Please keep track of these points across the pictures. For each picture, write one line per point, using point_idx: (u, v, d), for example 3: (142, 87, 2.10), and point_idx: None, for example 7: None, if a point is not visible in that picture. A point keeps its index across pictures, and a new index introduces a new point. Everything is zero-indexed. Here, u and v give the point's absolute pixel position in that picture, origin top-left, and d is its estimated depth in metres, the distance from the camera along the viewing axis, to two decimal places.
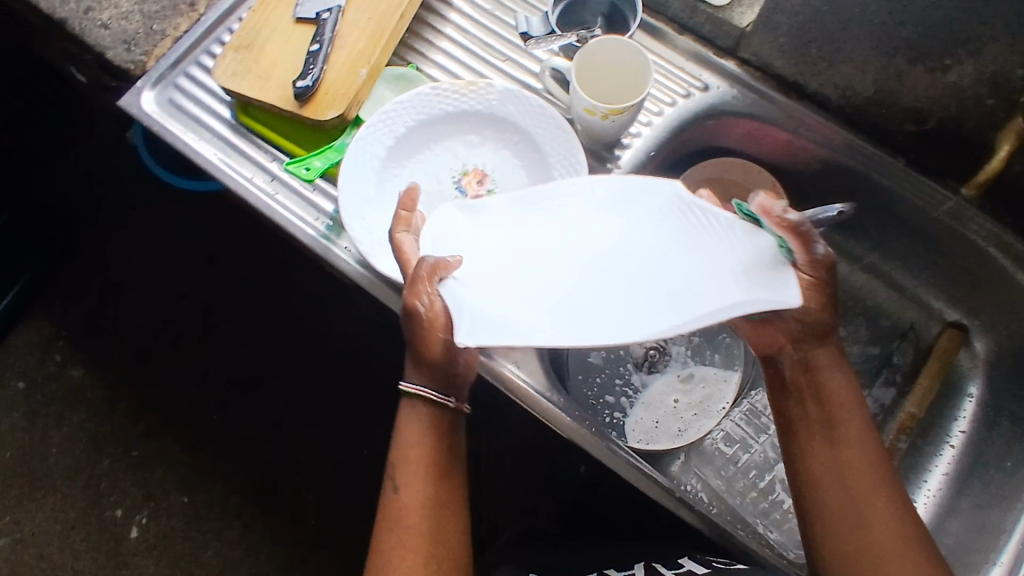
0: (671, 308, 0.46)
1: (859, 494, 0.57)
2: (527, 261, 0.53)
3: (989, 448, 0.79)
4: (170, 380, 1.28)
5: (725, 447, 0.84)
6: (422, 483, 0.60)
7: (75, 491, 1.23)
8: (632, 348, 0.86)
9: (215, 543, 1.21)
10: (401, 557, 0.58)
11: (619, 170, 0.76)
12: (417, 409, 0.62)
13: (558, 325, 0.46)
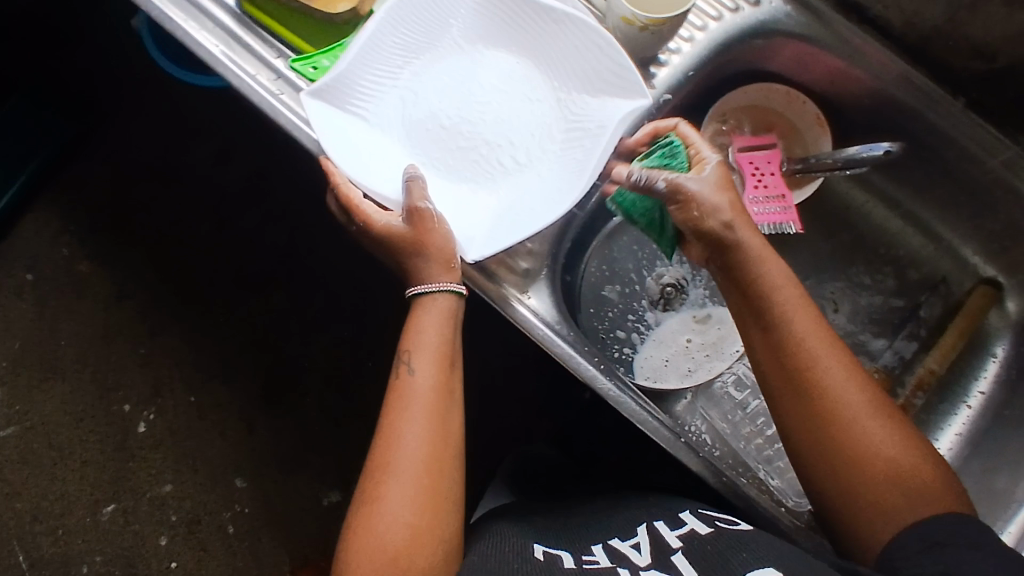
0: (571, 164, 0.66)
1: (819, 382, 0.55)
2: (433, 135, 0.66)
3: (1008, 412, 0.77)
4: (179, 280, 1.26)
5: (735, 391, 0.82)
6: (435, 365, 0.59)
7: (82, 385, 1.22)
8: (648, 285, 0.82)
9: (219, 442, 1.23)
10: (403, 426, 0.56)
11: (654, 90, 0.71)
12: (438, 303, 0.61)
13: (525, 207, 0.65)
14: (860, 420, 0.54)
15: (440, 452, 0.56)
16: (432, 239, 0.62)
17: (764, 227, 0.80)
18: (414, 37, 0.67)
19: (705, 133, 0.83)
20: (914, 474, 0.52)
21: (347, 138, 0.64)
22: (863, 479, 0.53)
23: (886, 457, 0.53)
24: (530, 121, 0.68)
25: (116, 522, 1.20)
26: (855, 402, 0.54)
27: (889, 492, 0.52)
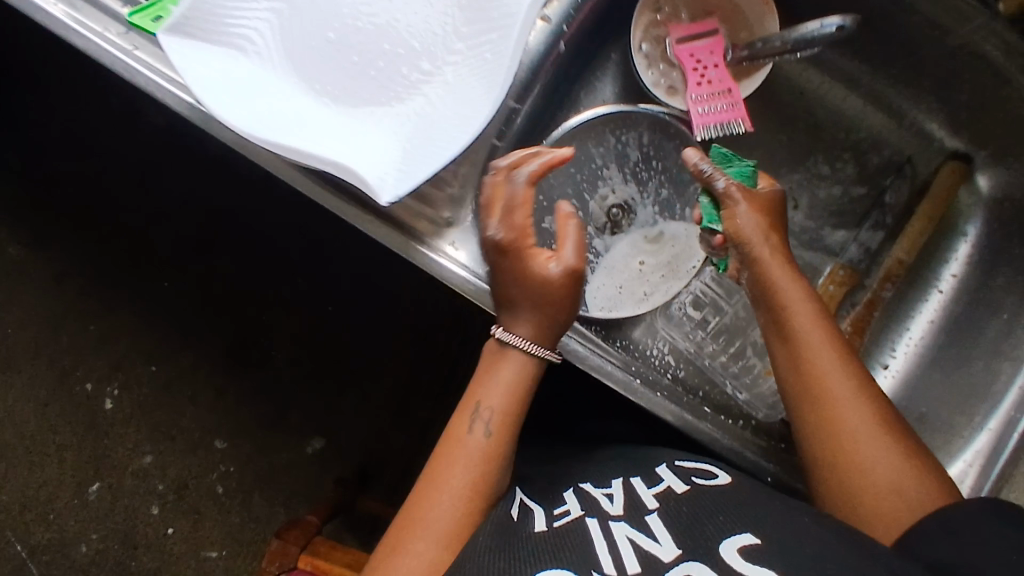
0: (484, 66, 0.55)
1: (841, 390, 0.51)
2: (321, 63, 0.56)
3: (982, 296, 0.73)
4: (114, 251, 1.15)
5: (694, 311, 0.77)
6: (502, 436, 0.53)
7: (38, 370, 1.13)
8: (593, 210, 0.75)
9: (191, 408, 1.14)
10: (440, 491, 0.50)
11: None
12: (517, 358, 0.55)
13: (441, 128, 0.54)
14: (861, 430, 0.50)
15: (470, 533, 0.50)
16: (534, 275, 0.54)
17: (709, 130, 0.73)
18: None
19: (640, 24, 0.74)
20: (913, 491, 0.48)
21: (215, 73, 0.53)
22: (858, 489, 0.49)
23: (895, 471, 0.49)
24: (433, 16, 0.56)
25: (106, 499, 1.13)
26: (857, 410, 0.51)
27: (887, 507, 0.48)
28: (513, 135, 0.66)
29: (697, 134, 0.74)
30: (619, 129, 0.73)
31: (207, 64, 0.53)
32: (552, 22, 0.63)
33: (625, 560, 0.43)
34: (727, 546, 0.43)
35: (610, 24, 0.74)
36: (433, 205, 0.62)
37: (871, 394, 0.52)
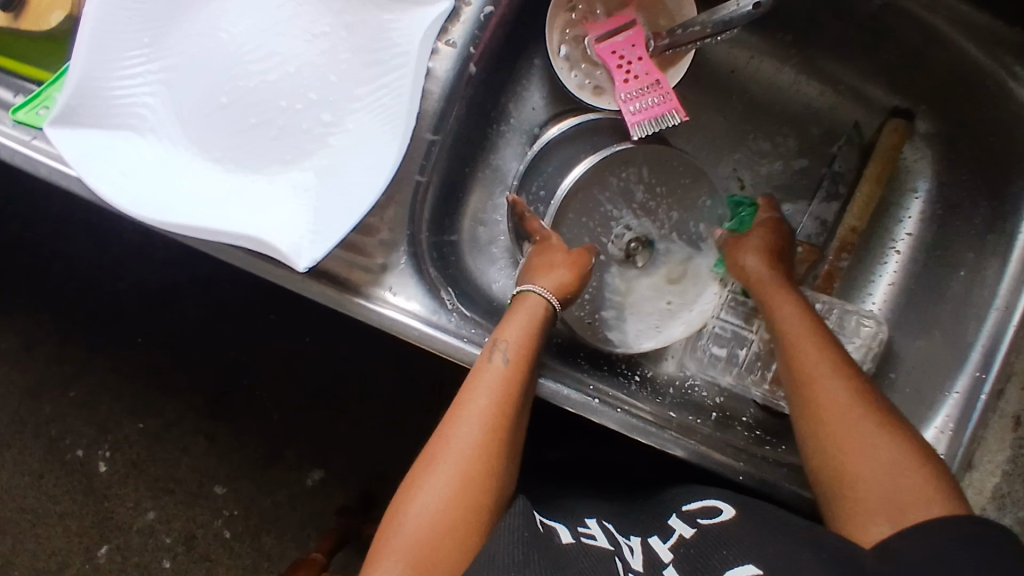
0: (384, 113, 0.53)
1: (834, 377, 0.55)
2: (220, 131, 0.54)
3: (939, 254, 0.72)
4: (82, 314, 1.11)
5: (717, 349, 0.76)
6: (520, 364, 0.56)
7: (27, 443, 1.09)
8: (613, 251, 0.75)
9: (184, 459, 1.09)
10: (464, 414, 0.53)
11: (469, 9, 0.61)
12: (530, 301, 0.62)
13: (350, 183, 0.52)
14: (859, 431, 0.52)
15: (496, 444, 0.52)
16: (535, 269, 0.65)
17: (647, 126, 0.71)
18: (155, 6, 0.53)
19: (555, 25, 0.70)
20: (918, 491, 0.48)
21: (110, 159, 0.52)
22: (862, 493, 0.50)
23: (891, 459, 0.50)
24: (326, 65, 0.54)
25: (117, 560, 1.09)
26: (853, 413, 0.53)
27: (885, 496, 0.49)
28: (436, 167, 0.65)
29: (635, 133, 0.72)
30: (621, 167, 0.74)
31: (101, 152, 0.52)
32: (458, 45, 0.61)
33: None
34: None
35: (525, 33, 0.72)
36: (367, 253, 0.60)
37: (871, 399, 0.54)
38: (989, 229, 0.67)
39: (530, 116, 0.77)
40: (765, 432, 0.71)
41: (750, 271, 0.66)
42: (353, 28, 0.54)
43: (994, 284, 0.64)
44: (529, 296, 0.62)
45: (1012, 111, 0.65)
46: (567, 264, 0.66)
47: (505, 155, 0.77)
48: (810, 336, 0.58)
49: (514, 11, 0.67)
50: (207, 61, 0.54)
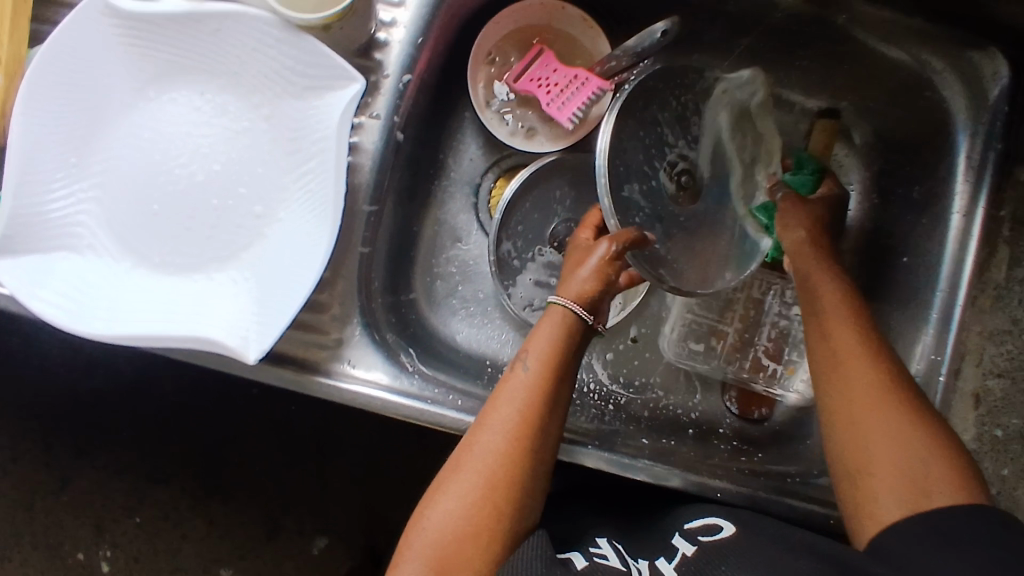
0: (312, 198, 0.55)
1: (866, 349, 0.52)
2: (158, 236, 0.55)
3: (878, 244, 0.71)
4: (43, 405, 0.96)
5: (693, 343, 0.76)
6: (546, 371, 0.55)
7: (25, 552, 0.96)
8: (664, 181, 0.62)
9: (187, 544, 0.97)
10: (488, 422, 0.53)
11: (389, 79, 0.62)
12: (553, 314, 0.59)
13: (288, 269, 0.54)
14: (884, 410, 0.49)
15: (520, 454, 0.51)
16: (574, 277, 0.60)
17: None
18: (77, 125, 0.54)
19: (475, 79, 0.72)
20: (938, 474, 0.46)
21: (54, 280, 0.52)
22: (876, 469, 0.48)
23: (912, 440, 0.48)
24: (250, 159, 0.56)
25: None
26: (878, 393, 0.50)
27: (908, 472, 0.47)
28: (379, 234, 0.66)
29: None
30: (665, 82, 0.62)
31: (45, 276, 0.52)
32: (382, 117, 0.62)
33: None
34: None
35: (450, 86, 0.73)
36: (322, 329, 0.61)
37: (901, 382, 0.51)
38: (922, 213, 0.68)
39: (471, 166, 0.76)
40: (742, 441, 0.73)
41: (793, 240, 0.62)
42: (275, 118, 0.56)
43: (934, 265, 0.66)
44: (557, 309, 0.59)
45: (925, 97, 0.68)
46: (596, 271, 0.60)
47: (453, 210, 0.76)
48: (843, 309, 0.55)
49: (435, 72, 0.69)
50: (137, 172, 0.55)
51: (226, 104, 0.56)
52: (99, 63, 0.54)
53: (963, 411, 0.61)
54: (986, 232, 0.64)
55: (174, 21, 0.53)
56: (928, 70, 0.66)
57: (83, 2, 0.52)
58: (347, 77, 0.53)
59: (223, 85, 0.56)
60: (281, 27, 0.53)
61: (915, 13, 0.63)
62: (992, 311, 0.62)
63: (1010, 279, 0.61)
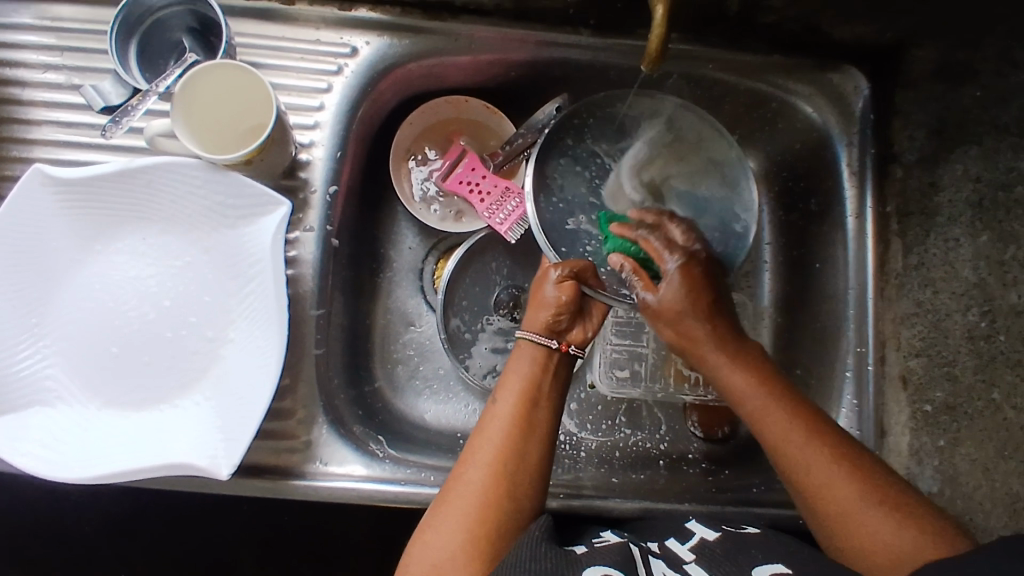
0: (258, 315, 0.59)
1: (794, 439, 0.55)
2: (121, 376, 0.59)
3: (793, 254, 0.76)
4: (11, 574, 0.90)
5: (619, 371, 0.79)
6: (517, 402, 0.58)
7: None
8: (616, 208, 0.66)
9: None
10: (471, 459, 0.56)
11: (316, 193, 0.68)
12: (525, 346, 0.62)
13: (246, 383, 0.58)
14: (843, 490, 0.53)
15: (502, 478, 0.54)
16: (537, 309, 0.63)
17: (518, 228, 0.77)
18: (33, 287, 0.59)
19: (400, 174, 0.78)
20: (903, 540, 0.50)
21: (28, 435, 0.56)
22: (854, 539, 0.51)
23: (865, 509, 0.52)
24: (195, 288, 0.61)
25: None
26: (830, 464, 0.54)
27: (876, 549, 0.50)
28: (332, 334, 0.70)
29: (512, 237, 0.77)
30: (597, 120, 0.67)
31: (19, 433, 0.56)
32: (316, 228, 0.67)
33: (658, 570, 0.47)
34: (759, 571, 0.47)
35: (377, 185, 0.79)
36: (290, 434, 0.64)
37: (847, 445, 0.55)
38: (823, 221, 0.73)
39: (411, 255, 0.81)
40: (712, 461, 0.77)
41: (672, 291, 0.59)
42: (215, 249, 0.61)
43: (842, 267, 0.71)
44: (522, 343, 0.62)
45: (799, 120, 0.73)
46: (546, 302, 0.62)
47: (401, 297, 0.81)
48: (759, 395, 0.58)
49: (360, 177, 0.75)
50: (94, 320, 0.59)
51: (167, 244, 0.61)
52: (43, 229, 0.59)
53: (895, 394, 0.67)
54: (879, 228, 0.70)
55: (105, 180, 0.59)
56: (795, 95, 0.71)
57: (24, 180, 0.57)
58: (275, 202, 0.59)
59: (163, 229, 0.61)
60: (208, 168, 0.59)
61: (772, 51, 0.70)
62: (898, 298, 0.67)
63: (907, 267, 0.66)
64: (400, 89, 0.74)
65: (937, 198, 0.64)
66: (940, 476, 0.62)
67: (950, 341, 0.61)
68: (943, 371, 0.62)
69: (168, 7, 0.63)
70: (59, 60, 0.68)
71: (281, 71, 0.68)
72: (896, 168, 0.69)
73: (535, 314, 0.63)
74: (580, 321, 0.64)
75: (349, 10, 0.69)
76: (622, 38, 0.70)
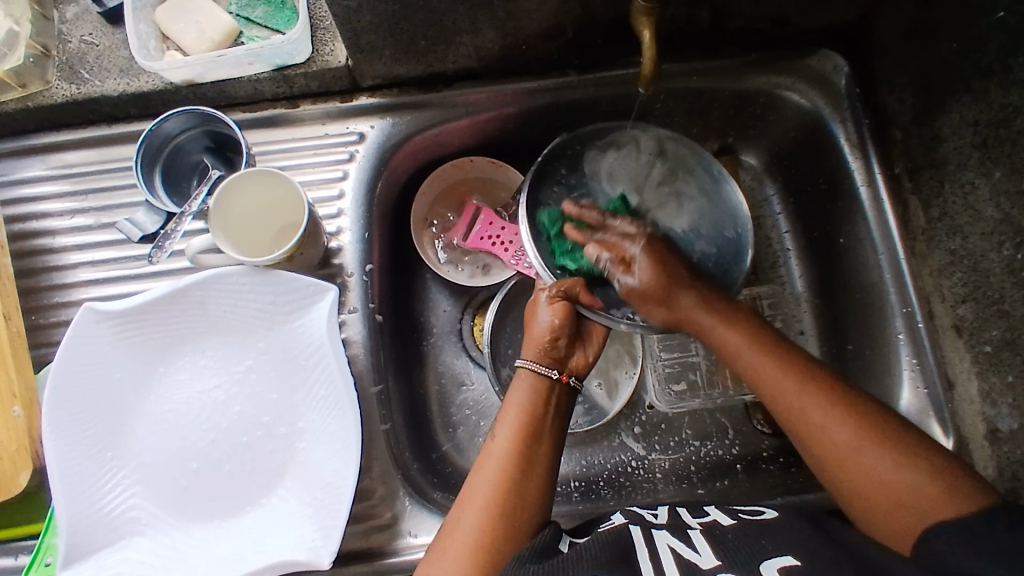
0: (327, 402, 0.60)
1: (818, 407, 0.54)
2: (203, 489, 0.60)
3: (816, 234, 0.79)
4: None
5: (674, 385, 0.80)
6: (515, 437, 0.57)
7: None
8: None
9: None
10: (470, 496, 0.55)
11: (353, 276, 0.70)
12: (525, 378, 0.61)
13: (328, 469, 0.59)
14: (858, 446, 0.53)
15: (499, 520, 0.54)
16: (536, 330, 0.63)
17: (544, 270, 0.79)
18: (105, 421, 0.60)
19: (424, 242, 0.81)
20: (922, 498, 0.50)
21: (124, 567, 0.57)
22: (873, 498, 0.52)
23: (885, 472, 0.51)
24: (263, 390, 0.62)
25: None
26: (847, 436, 0.53)
27: (896, 512, 0.51)
28: (393, 408, 0.70)
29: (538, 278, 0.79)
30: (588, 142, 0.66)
31: (113, 567, 0.56)
32: (359, 308, 0.70)
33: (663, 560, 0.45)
34: (767, 568, 0.44)
35: (404, 257, 0.81)
36: (375, 513, 0.65)
37: (855, 403, 0.54)
38: (835, 198, 0.76)
39: (447, 317, 0.83)
40: (786, 454, 0.77)
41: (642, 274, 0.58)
42: (272, 345, 0.63)
43: (867, 237, 0.73)
44: (523, 372, 0.62)
45: (790, 109, 0.75)
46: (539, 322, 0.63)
47: (447, 360, 0.82)
48: (772, 365, 0.57)
49: (387, 253, 0.77)
50: (167, 439, 0.61)
51: (224, 351, 0.63)
52: (108, 364, 0.61)
53: (952, 343, 0.67)
54: (892, 191, 0.72)
55: (160, 304, 0.61)
56: (780, 88, 0.74)
57: (76, 320, 0.59)
58: (325, 289, 0.60)
59: (217, 337, 0.63)
60: (250, 272, 0.61)
61: (748, 51, 0.73)
62: (929, 252, 0.69)
63: (929, 220, 0.69)
64: (409, 163, 0.77)
65: (941, 149, 0.66)
66: (1018, 412, 0.61)
67: (993, 280, 0.63)
68: (993, 309, 0.63)
69: (185, 131, 0.67)
70: (83, 203, 0.72)
71: (297, 169, 0.72)
72: (894, 131, 0.72)
73: (535, 337, 0.63)
74: (580, 344, 0.65)
75: (350, 101, 0.73)
76: (608, 70, 0.73)
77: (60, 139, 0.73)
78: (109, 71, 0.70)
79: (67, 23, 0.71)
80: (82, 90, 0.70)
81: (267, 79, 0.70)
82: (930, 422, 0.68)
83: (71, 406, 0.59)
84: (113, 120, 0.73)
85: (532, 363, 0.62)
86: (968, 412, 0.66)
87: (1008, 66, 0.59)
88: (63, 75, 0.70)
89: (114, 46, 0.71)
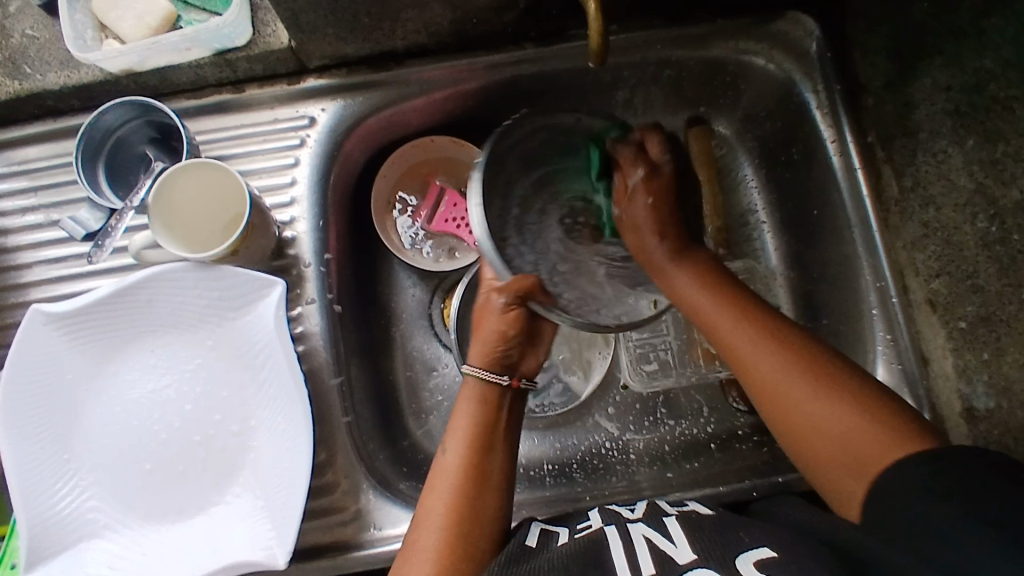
0: (279, 403, 0.59)
1: (738, 333, 0.58)
2: (159, 492, 0.59)
3: (790, 205, 0.77)
4: None
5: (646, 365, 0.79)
6: (467, 447, 0.58)
7: None
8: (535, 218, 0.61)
9: None
10: (425, 514, 0.56)
11: (310, 267, 0.68)
12: (471, 388, 0.62)
13: (281, 470, 0.58)
14: (780, 370, 0.54)
15: (456, 540, 0.54)
16: (487, 331, 0.63)
17: None
18: (57, 425, 0.59)
19: (387, 227, 0.78)
20: (870, 443, 0.49)
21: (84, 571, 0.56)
22: (820, 436, 0.51)
23: (838, 420, 0.51)
24: (215, 387, 0.61)
25: None
26: (789, 370, 0.54)
27: (833, 455, 0.51)
28: (357, 400, 0.69)
29: None
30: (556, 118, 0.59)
31: (73, 570, 0.56)
32: (317, 299, 0.67)
33: (637, 553, 0.47)
34: (741, 562, 0.44)
35: (367, 242, 0.79)
36: (340, 507, 0.64)
37: (807, 350, 0.55)
38: (809, 167, 0.73)
39: (416, 302, 0.81)
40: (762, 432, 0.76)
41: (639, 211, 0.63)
42: (223, 343, 0.62)
43: (841, 208, 0.70)
44: (470, 379, 0.63)
45: (759, 74, 0.72)
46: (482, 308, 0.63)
47: (417, 345, 0.81)
48: (710, 302, 0.60)
49: (347, 242, 0.75)
50: (121, 441, 0.60)
51: (174, 349, 0.62)
52: (57, 366, 0.59)
53: (927, 318, 0.66)
54: (866, 160, 0.69)
55: (103, 304, 0.59)
56: (748, 53, 0.70)
57: (22, 321, 0.58)
58: (271, 284, 0.59)
59: (167, 336, 0.62)
60: (195, 268, 0.59)
61: (714, 16, 0.69)
62: (903, 224, 0.66)
63: (902, 190, 0.66)
64: (366, 146, 0.75)
65: (914, 115, 0.64)
66: (994, 389, 0.60)
67: (965, 254, 0.61)
68: (967, 284, 0.61)
69: (127, 123, 0.65)
70: (34, 200, 0.70)
71: (248, 156, 0.69)
72: (866, 97, 0.69)
73: (489, 341, 0.63)
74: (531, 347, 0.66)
75: (299, 83, 0.70)
76: (567, 43, 0.70)
77: (4, 136, 0.70)
78: (49, 63, 0.67)
79: (10, 17, 0.69)
80: (23, 84, 0.67)
81: (208, 65, 0.67)
82: (904, 399, 0.67)
83: (21, 410, 0.58)
84: (57, 113, 0.71)
85: (490, 376, 0.62)
86: (942, 388, 0.64)
87: (981, 27, 0.57)
88: (2, 69, 0.67)
89: (53, 37, 0.68)
